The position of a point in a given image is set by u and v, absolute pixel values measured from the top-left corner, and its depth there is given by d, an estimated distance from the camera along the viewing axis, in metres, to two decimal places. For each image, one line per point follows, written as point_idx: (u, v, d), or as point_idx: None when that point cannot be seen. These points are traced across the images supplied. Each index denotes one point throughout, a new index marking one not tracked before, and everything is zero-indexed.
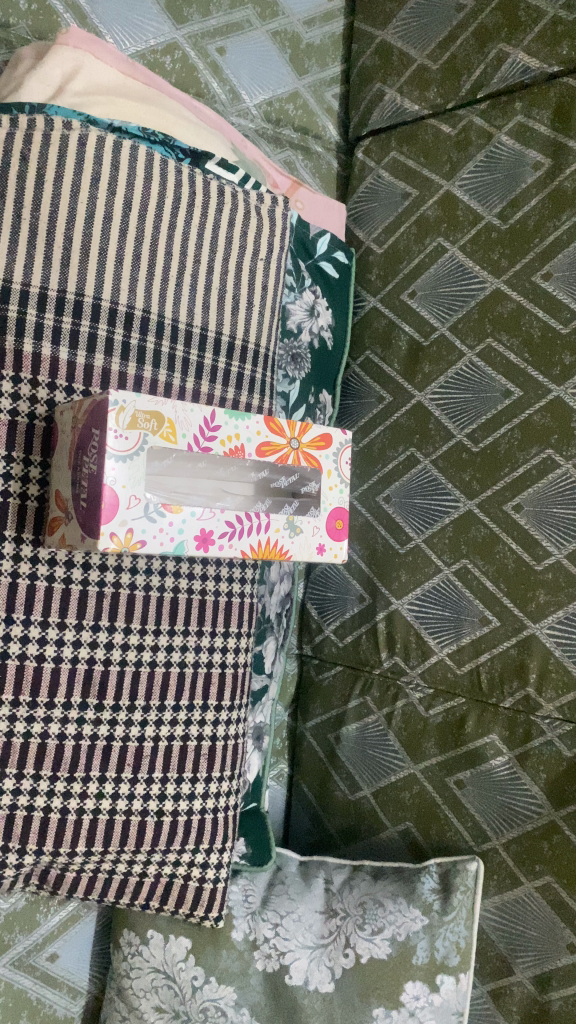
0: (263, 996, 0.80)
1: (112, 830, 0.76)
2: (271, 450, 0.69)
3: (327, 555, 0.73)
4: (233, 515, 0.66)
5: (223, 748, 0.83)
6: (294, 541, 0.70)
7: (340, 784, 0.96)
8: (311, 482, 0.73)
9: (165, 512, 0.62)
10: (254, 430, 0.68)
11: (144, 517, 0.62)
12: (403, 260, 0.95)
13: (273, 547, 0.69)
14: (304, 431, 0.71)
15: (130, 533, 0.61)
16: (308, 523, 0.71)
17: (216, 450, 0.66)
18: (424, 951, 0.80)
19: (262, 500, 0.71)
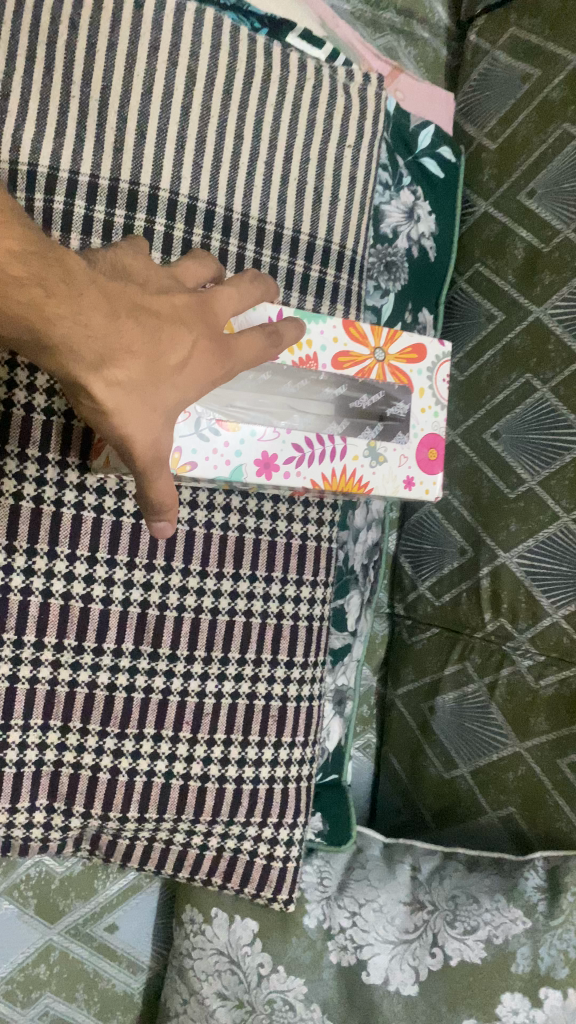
0: (336, 993, 0.70)
1: (168, 796, 0.68)
2: (351, 360, 0.60)
3: (417, 490, 0.62)
4: (301, 437, 0.57)
5: (296, 711, 0.73)
6: (377, 473, 0.60)
7: (433, 760, 0.84)
8: (399, 402, 0.62)
9: (218, 429, 0.55)
10: (331, 335, 0.59)
11: (195, 435, 0.54)
12: (521, 155, 0.81)
13: (351, 479, 0.59)
14: (391, 341, 0.61)
15: (177, 454, 0.54)
16: (394, 451, 0.61)
17: (283, 358, 0.57)
18: (525, 959, 0.68)
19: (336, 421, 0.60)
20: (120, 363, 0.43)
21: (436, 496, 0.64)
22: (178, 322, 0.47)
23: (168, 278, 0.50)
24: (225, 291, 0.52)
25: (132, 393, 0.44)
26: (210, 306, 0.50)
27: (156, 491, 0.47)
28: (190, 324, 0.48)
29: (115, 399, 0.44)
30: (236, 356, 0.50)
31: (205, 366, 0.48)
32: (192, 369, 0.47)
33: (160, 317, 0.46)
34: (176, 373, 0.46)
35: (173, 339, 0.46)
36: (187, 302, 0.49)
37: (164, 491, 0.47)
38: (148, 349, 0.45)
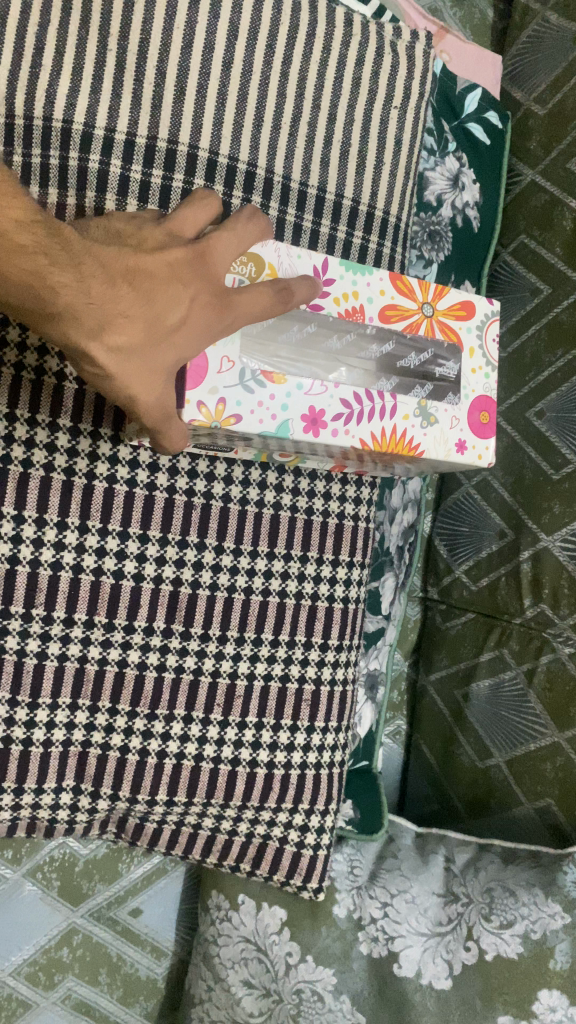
0: (367, 985, 0.69)
1: (197, 779, 0.66)
2: (399, 315, 0.58)
3: (468, 453, 0.60)
4: (349, 392, 0.55)
5: (329, 695, 0.71)
6: (428, 434, 0.58)
7: (466, 749, 0.82)
8: (449, 362, 0.59)
9: (264, 381, 0.53)
10: (377, 288, 0.58)
11: (239, 386, 0.53)
12: (571, 122, 0.77)
13: (400, 438, 0.57)
14: (439, 297, 0.60)
15: (222, 405, 0.52)
16: (445, 412, 0.59)
17: (329, 308, 0.56)
18: (564, 955, 0.66)
19: (387, 377, 0.57)
20: (115, 335, 0.47)
21: (489, 462, 0.61)
22: (172, 282, 0.48)
23: (165, 230, 0.50)
24: (225, 234, 0.51)
25: (133, 357, 0.48)
26: (208, 257, 0.50)
27: (170, 438, 0.52)
28: (189, 278, 0.49)
29: (117, 361, 0.48)
30: (239, 311, 0.50)
31: (206, 321, 0.49)
32: (190, 325, 0.49)
33: (157, 277, 0.48)
34: (172, 331, 0.48)
35: (169, 300, 0.48)
36: (183, 254, 0.49)
37: (177, 438, 0.52)
38: (143, 313, 0.47)
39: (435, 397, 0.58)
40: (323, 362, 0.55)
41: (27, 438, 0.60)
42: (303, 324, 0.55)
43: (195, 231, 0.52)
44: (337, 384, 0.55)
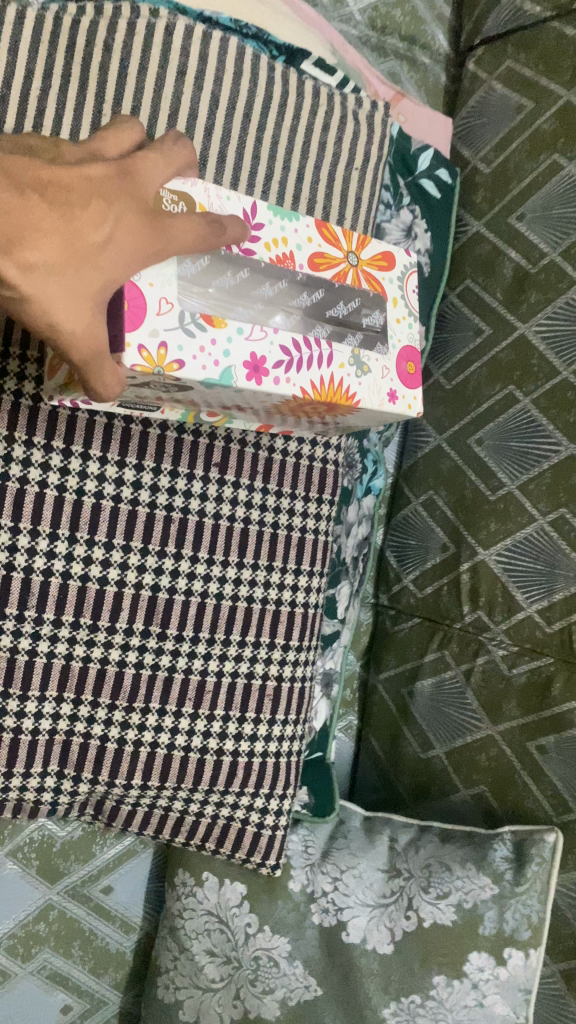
0: (318, 951, 0.76)
1: (170, 765, 0.73)
2: (328, 263, 0.60)
3: (399, 405, 0.62)
4: (288, 340, 0.56)
5: (289, 690, 0.80)
6: (365, 383, 0.60)
7: (411, 742, 0.90)
8: (376, 310, 0.61)
9: (206, 326, 0.52)
10: (305, 236, 0.59)
11: (179, 330, 0.52)
12: (512, 182, 0.87)
13: (339, 389, 0.59)
14: (363, 245, 0.62)
15: (163, 350, 0.51)
16: (376, 362, 0.61)
17: (261, 252, 0.56)
18: (491, 922, 0.75)
19: (321, 324, 0.58)
20: (33, 250, 0.45)
21: (418, 413, 0.64)
22: (91, 201, 0.48)
23: (79, 151, 0.50)
24: (145, 158, 0.52)
25: (48, 275, 0.46)
26: (129, 178, 0.50)
27: (98, 377, 0.49)
28: (106, 198, 0.49)
29: (31, 279, 0.45)
30: (168, 234, 0.50)
31: (126, 241, 0.49)
32: (114, 248, 0.48)
33: (72, 193, 0.47)
34: (95, 251, 0.47)
35: (90, 219, 0.47)
36: (99, 174, 0.49)
37: (107, 378, 0.50)
38: (62, 230, 0.46)
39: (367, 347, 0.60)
40: (259, 309, 0.55)
41: (24, 457, 0.66)
42: (237, 271, 0.55)
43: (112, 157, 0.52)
44: (277, 329, 0.56)
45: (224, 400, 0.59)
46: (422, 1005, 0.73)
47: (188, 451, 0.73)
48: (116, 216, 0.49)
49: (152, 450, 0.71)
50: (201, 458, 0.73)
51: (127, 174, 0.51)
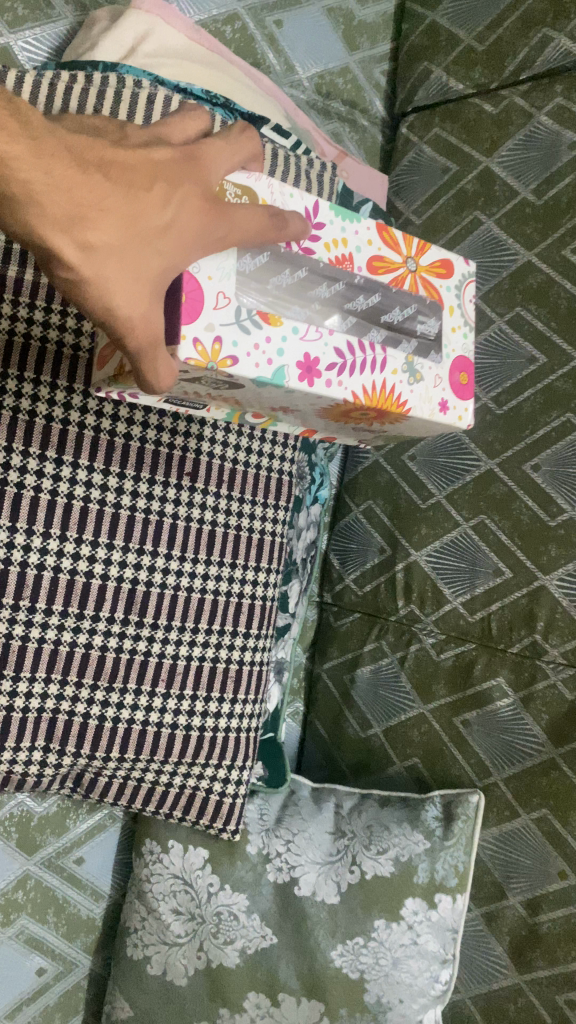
0: (273, 905, 0.86)
1: (144, 739, 0.83)
2: (385, 266, 0.71)
3: (449, 412, 0.73)
4: (343, 343, 0.66)
5: (248, 672, 0.91)
6: (415, 391, 0.70)
7: (352, 722, 1.02)
8: (431, 318, 0.73)
9: (263, 325, 0.62)
10: (365, 236, 0.70)
11: (236, 328, 0.61)
12: (441, 232, 1.03)
13: (391, 392, 0.69)
14: (422, 253, 0.73)
15: (218, 346, 0.60)
16: (429, 370, 0.72)
17: (321, 251, 0.67)
18: (424, 872, 0.86)
19: (377, 328, 0.69)
20: (96, 232, 0.49)
21: (468, 423, 0.75)
22: (151, 185, 0.53)
23: (151, 139, 0.56)
24: (211, 148, 0.59)
25: (113, 257, 0.50)
26: (193, 163, 0.57)
27: (154, 364, 0.56)
28: (171, 185, 0.54)
29: (93, 260, 0.49)
30: (229, 222, 0.58)
31: (186, 224, 0.55)
32: (171, 234, 0.54)
33: (142, 178, 0.52)
34: (155, 237, 0.53)
35: (151, 204, 0.52)
36: (167, 162, 0.55)
37: (162, 366, 0.57)
38: (124, 212, 0.50)
39: (418, 356, 0.71)
40: (316, 311, 0.65)
41: (21, 466, 0.75)
42: (295, 269, 0.65)
43: (178, 141, 0.59)
44: (331, 333, 0.66)
45: (276, 398, 0.69)
46: (365, 945, 0.83)
47: (163, 461, 0.83)
48: (180, 202, 0.55)
49: (132, 460, 0.81)
50: (175, 469, 0.84)
51: (191, 167, 0.56)
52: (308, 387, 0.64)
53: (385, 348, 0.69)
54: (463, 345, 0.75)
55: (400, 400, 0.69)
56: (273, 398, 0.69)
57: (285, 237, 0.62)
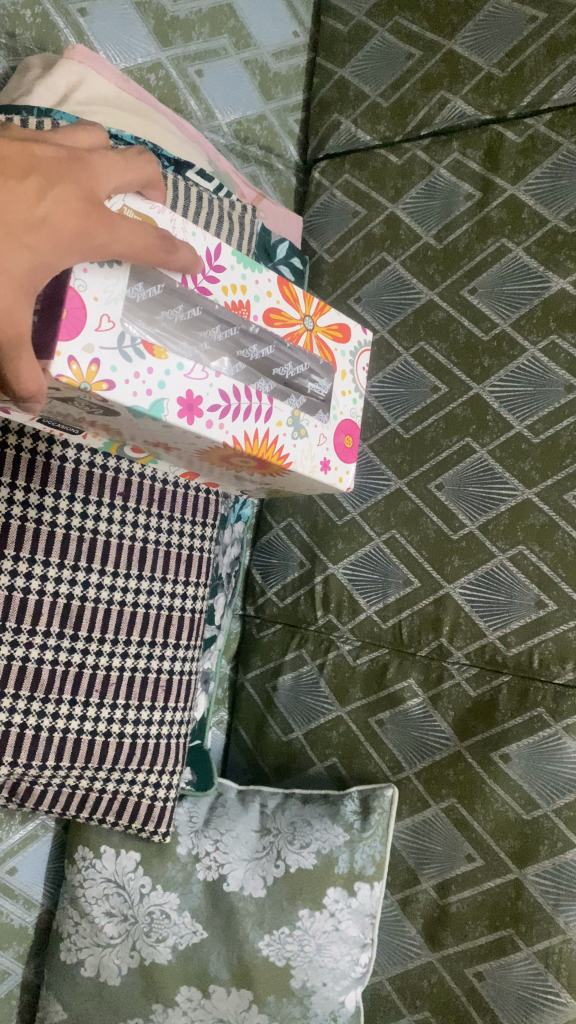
0: (203, 901, 0.91)
1: (79, 747, 0.87)
2: (281, 318, 0.78)
3: (329, 472, 0.82)
4: (230, 390, 0.72)
5: (178, 681, 0.96)
6: (297, 446, 0.78)
7: (274, 727, 1.08)
8: (321, 379, 0.81)
9: (146, 355, 0.66)
10: (264, 287, 0.77)
11: (116, 354, 0.64)
12: (351, 270, 1.12)
13: (274, 441, 0.76)
14: (319, 314, 0.82)
15: (94, 367, 0.63)
16: (314, 428, 0.80)
17: (217, 292, 0.73)
18: (345, 862, 0.92)
19: (266, 380, 0.76)
20: None
21: (348, 484, 0.84)
22: (24, 179, 0.56)
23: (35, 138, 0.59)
24: (104, 159, 0.63)
25: None
26: (79, 166, 0.60)
27: (18, 365, 0.56)
28: (50, 182, 0.57)
29: None
30: (117, 235, 0.60)
31: (66, 221, 0.57)
32: (43, 230, 0.56)
33: (15, 175, 0.55)
34: (24, 230, 0.55)
35: (22, 197, 0.55)
36: (48, 161, 0.58)
37: (26, 368, 0.57)
38: None
39: (304, 412, 0.79)
40: (205, 353, 0.71)
41: None
42: (188, 306, 0.70)
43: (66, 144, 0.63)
44: (218, 376, 0.71)
45: (150, 429, 0.73)
46: (290, 933, 0.88)
47: (97, 483, 0.88)
48: (57, 200, 0.57)
49: (68, 481, 0.86)
50: (108, 489, 0.89)
51: (77, 172, 0.60)
52: (187, 423, 0.69)
53: (272, 400, 0.76)
54: (351, 409, 0.85)
55: (282, 452, 0.76)
56: (148, 428, 0.73)
57: (176, 264, 0.66)
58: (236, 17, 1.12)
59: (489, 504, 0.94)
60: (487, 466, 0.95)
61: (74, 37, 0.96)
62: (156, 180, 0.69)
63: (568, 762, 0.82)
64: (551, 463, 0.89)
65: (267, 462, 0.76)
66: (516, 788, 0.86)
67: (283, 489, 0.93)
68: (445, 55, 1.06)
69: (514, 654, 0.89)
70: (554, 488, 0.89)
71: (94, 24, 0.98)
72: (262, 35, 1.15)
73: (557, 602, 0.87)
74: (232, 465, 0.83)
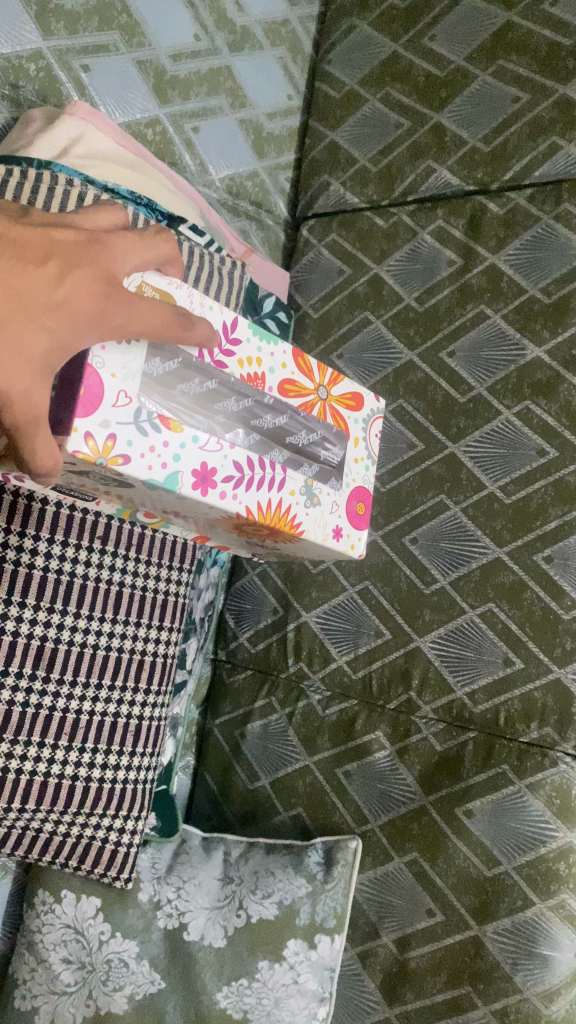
0: (162, 950, 0.90)
1: (44, 791, 0.86)
2: (295, 391, 0.80)
3: (343, 539, 0.84)
4: (242, 461, 0.74)
5: (147, 727, 0.96)
6: (309, 514, 0.80)
7: (241, 775, 1.08)
8: (336, 449, 0.84)
9: (161, 429, 0.68)
10: (280, 362, 0.79)
11: (132, 429, 0.66)
12: (334, 327, 1.15)
13: (287, 509, 0.78)
14: (334, 385, 0.84)
15: (110, 443, 0.65)
16: (327, 496, 0.82)
17: (234, 368, 0.75)
18: (306, 913, 0.91)
19: (280, 450, 0.78)
20: None
21: (359, 550, 0.86)
22: (43, 264, 0.58)
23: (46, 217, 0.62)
24: (115, 235, 0.65)
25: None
26: (92, 246, 0.63)
27: (34, 443, 0.59)
28: (67, 266, 0.60)
29: None
30: (132, 314, 0.64)
31: (80, 301, 0.60)
32: (63, 311, 0.59)
33: (35, 258, 0.58)
34: (43, 312, 0.58)
35: (42, 280, 0.58)
36: (64, 242, 0.61)
37: (42, 446, 0.59)
38: (9, 285, 0.56)
39: (317, 481, 0.81)
40: (221, 427, 0.73)
41: None
42: (205, 382, 0.73)
43: (76, 219, 0.66)
44: (232, 447, 0.74)
45: (166, 501, 0.75)
46: (249, 986, 0.88)
47: (76, 527, 0.89)
48: (74, 283, 0.60)
49: (47, 524, 0.87)
50: (87, 532, 0.90)
51: (90, 252, 0.62)
52: (201, 494, 0.71)
53: (285, 469, 0.78)
54: (363, 475, 0.87)
55: (294, 520, 0.79)
56: (162, 499, 0.75)
57: (192, 340, 0.69)
58: (234, 79, 1.16)
59: (460, 560, 0.96)
60: (460, 523, 0.97)
61: (76, 91, 0.99)
62: (173, 255, 0.71)
63: (530, 819, 0.84)
64: (521, 523, 0.92)
65: (279, 530, 0.78)
66: (478, 844, 0.87)
67: (286, 552, 0.94)
68: (432, 127, 1.10)
69: (481, 711, 0.91)
70: (524, 548, 0.91)
71: (95, 79, 1.01)
72: (258, 96, 1.20)
73: (524, 661, 0.89)
74: (244, 532, 0.85)
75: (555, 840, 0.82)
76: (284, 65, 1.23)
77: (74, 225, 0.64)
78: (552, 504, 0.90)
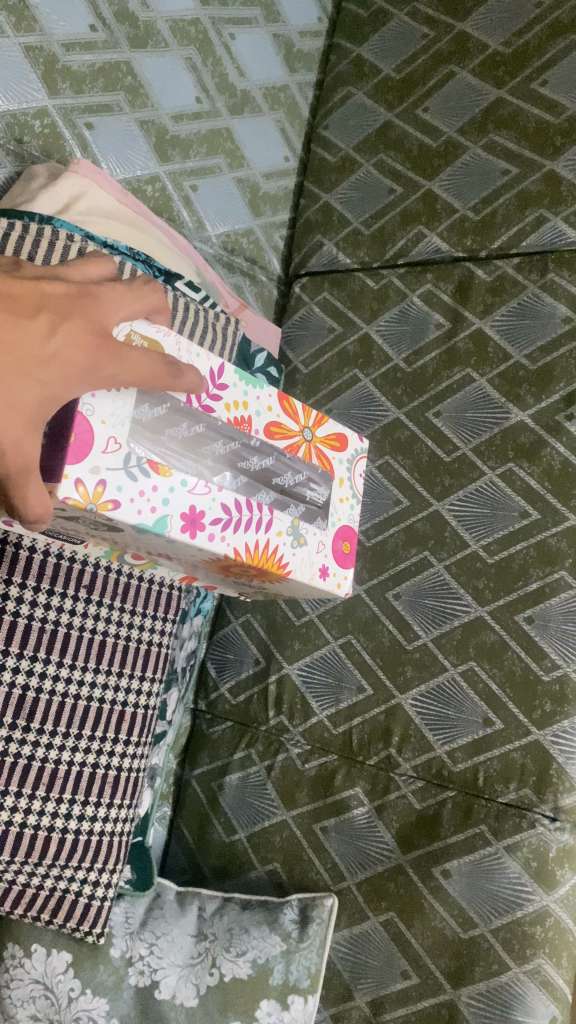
0: (132, 1009, 0.88)
1: (20, 842, 0.86)
2: (281, 432, 0.82)
3: (330, 578, 0.85)
4: (230, 503, 0.75)
5: (125, 779, 0.95)
6: (296, 553, 0.81)
7: (217, 827, 1.07)
8: (322, 490, 0.85)
9: (151, 473, 0.69)
10: (265, 405, 0.81)
11: (121, 475, 0.67)
12: (324, 383, 1.18)
13: (275, 548, 0.79)
14: (318, 426, 0.86)
15: (100, 489, 0.66)
16: (314, 535, 0.83)
17: (221, 412, 0.77)
18: (279, 973, 0.90)
19: (267, 490, 0.79)
20: None
21: (346, 587, 0.87)
22: (34, 318, 0.60)
23: (46, 275, 0.64)
24: (113, 292, 0.67)
25: None
26: (88, 301, 0.64)
27: (25, 492, 0.60)
28: (60, 321, 0.61)
29: None
30: (122, 361, 0.64)
31: (73, 356, 0.61)
32: (54, 365, 0.60)
33: (25, 314, 0.60)
34: (34, 365, 0.59)
35: (32, 334, 0.60)
36: (60, 300, 0.62)
37: (33, 494, 0.60)
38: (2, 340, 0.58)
39: (303, 520, 0.82)
40: (209, 469, 0.74)
41: None
42: (192, 425, 0.74)
43: (75, 276, 0.67)
44: (220, 490, 0.75)
45: (155, 543, 0.76)
46: None
47: (63, 575, 0.90)
48: (64, 336, 0.61)
49: (34, 571, 0.88)
50: (73, 581, 0.91)
51: (85, 309, 0.64)
52: (190, 536, 0.72)
53: (272, 509, 0.79)
54: (348, 514, 0.88)
55: (281, 560, 0.79)
56: (152, 543, 0.76)
57: (181, 388, 0.70)
58: (233, 141, 1.19)
59: (443, 618, 0.97)
60: (443, 581, 0.98)
61: (79, 148, 1.01)
62: (161, 306, 0.73)
63: (507, 882, 0.84)
64: (503, 583, 0.93)
65: (266, 570, 0.79)
66: (455, 906, 0.86)
67: (269, 589, 0.94)
68: (424, 194, 1.14)
69: (460, 771, 0.91)
70: (505, 608, 0.92)
71: (98, 137, 1.03)
72: (255, 158, 1.23)
73: (504, 722, 0.89)
74: (232, 573, 0.86)
75: (532, 903, 0.83)
76: (282, 128, 1.27)
77: (74, 281, 0.65)
78: (533, 566, 0.92)
